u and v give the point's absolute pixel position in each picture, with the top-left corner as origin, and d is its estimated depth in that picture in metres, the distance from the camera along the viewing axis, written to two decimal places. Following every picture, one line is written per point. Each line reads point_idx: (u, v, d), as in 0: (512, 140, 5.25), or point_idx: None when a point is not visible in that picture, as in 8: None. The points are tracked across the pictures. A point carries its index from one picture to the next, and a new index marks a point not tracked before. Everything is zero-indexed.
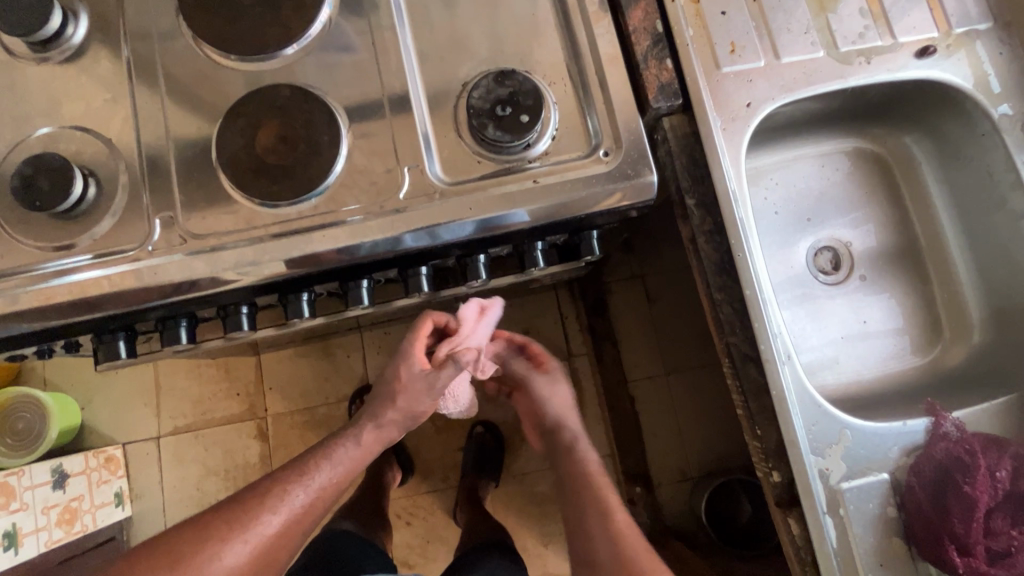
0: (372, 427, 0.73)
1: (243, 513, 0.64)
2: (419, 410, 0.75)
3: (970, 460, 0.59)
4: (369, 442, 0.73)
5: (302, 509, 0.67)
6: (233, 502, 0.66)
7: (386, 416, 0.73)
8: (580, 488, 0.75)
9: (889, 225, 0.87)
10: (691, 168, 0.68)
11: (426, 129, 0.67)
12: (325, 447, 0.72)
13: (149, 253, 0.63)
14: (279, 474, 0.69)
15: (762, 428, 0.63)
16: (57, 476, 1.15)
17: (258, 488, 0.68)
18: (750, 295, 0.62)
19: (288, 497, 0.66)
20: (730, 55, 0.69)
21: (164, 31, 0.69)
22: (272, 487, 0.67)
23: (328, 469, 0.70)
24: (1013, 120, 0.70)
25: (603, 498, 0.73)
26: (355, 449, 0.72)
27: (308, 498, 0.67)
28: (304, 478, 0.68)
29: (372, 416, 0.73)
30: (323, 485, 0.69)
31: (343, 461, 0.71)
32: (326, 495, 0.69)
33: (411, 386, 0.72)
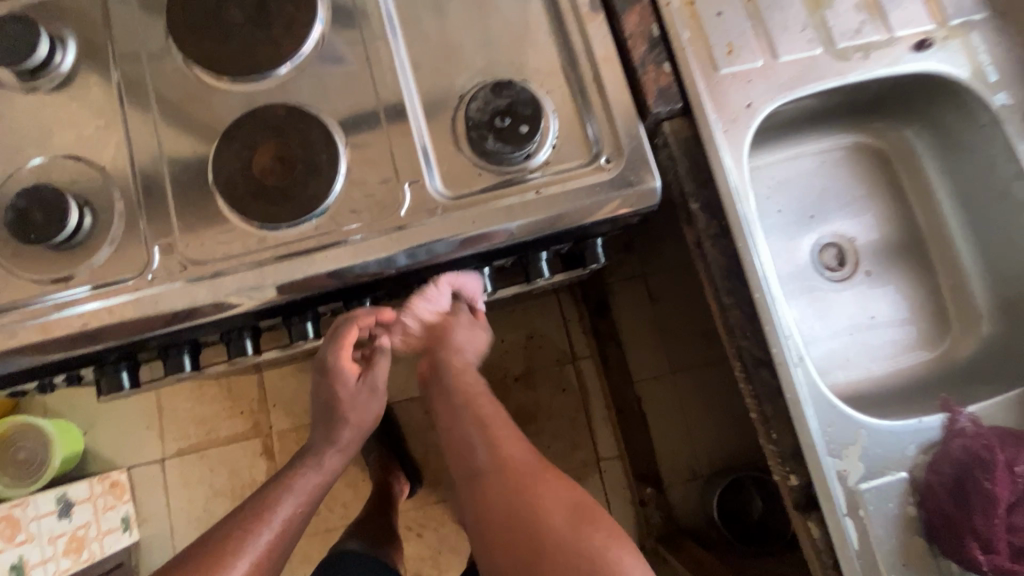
0: (332, 451, 0.73)
1: (209, 559, 0.65)
2: (370, 421, 0.74)
3: (988, 457, 0.58)
4: (333, 464, 0.74)
5: (269, 546, 0.68)
6: (198, 552, 0.66)
7: (343, 436, 0.73)
8: (458, 407, 0.75)
9: (892, 218, 0.87)
10: (694, 172, 0.68)
11: (425, 143, 0.66)
12: (284, 479, 0.73)
13: (149, 282, 0.62)
14: (242, 517, 0.69)
15: (778, 432, 0.62)
16: (62, 505, 1.15)
17: (222, 535, 0.68)
18: (760, 298, 0.62)
19: (252, 539, 0.67)
20: (728, 56, 0.68)
21: (154, 54, 0.68)
22: (234, 531, 0.68)
23: (290, 500, 0.71)
24: (1012, 110, 0.70)
25: (484, 413, 0.74)
26: (317, 475, 0.73)
27: (273, 535, 0.68)
28: (267, 516, 0.69)
29: (329, 440, 0.73)
30: (287, 517, 0.70)
31: (303, 489, 0.72)
32: (288, 528, 0.70)
33: (353, 404, 0.72)
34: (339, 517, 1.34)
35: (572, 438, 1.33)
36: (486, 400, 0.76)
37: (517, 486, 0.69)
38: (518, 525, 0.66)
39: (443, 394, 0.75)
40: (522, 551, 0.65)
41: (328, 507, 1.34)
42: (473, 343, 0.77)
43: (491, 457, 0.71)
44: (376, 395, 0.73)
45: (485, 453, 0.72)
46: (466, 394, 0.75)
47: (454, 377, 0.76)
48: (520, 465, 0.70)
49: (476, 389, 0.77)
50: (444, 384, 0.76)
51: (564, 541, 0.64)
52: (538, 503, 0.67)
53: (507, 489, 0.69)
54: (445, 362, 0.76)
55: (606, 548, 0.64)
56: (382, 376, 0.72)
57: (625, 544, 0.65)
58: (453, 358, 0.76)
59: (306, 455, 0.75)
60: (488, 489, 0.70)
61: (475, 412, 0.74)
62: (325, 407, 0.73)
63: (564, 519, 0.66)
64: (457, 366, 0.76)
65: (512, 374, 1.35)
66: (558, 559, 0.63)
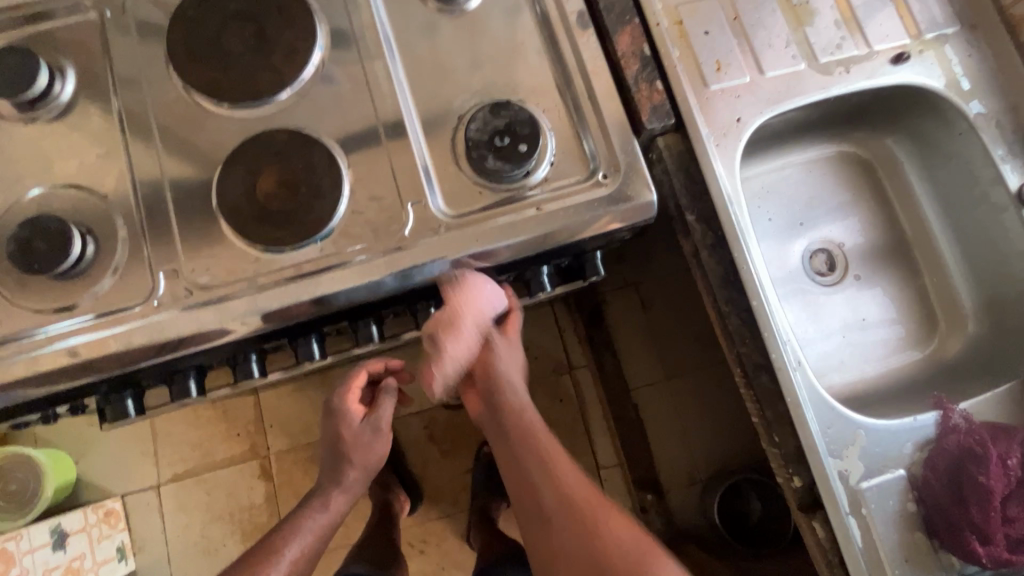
0: (338, 492, 0.75)
1: None
2: (374, 461, 0.75)
3: (981, 451, 0.61)
4: (337, 506, 0.75)
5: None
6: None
7: (348, 477, 0.75)
8: (545, 469, 0.70)
9: (878, 222, 0.90)
10: (688, 185, 0.70)
11: (426, 163, 0.67)
12: (291, 521, 0.75)
13: (154, 308, 0.62)
14: (251, 558, 0.71)
15: (780, 435, 0.63)
16: (56, 536, 1.15)
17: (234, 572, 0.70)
18: (757, 305, 0.64)
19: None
20: (717, 73, 0.71)
21: (154, 82, 0.68)
22: (243, 572, 0.69)
23: (298, 543, 0.72)
24: (987, 118, 0.73)
25: (563, 470, 0.70)
26: (324, 518, 0.74)
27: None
28: (275, 558, 0.71)
29: (334, 481, 0.75)
30: (294, 558, 0.71)
31: (310, 530, 0.73)
32: (295, 571, 0.72)
33: (356, 443, 0.74)
34: (340, 537, 1.33)
35: (571, 447, 1.34)
36: (550, 450, 0.71)
37: (585, 529, 0.67)
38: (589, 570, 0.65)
39: (498, 429, 0.73)
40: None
41: None
42: (516, 364, 0.74)
43: (558, 495, 0.69)
44: (379, 435, 0.74)
45: (548, 488, 0.69)
46: (525, 433, 0.72)
47: (511, 420, 0.72)
48: (589, 504, 0.68)
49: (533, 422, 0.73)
50: (501, 423, 0.72)
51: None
52: (605, 547, 0.66)
53: (579, 532, 0.67)
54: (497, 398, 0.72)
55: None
56: (384, 416, 0.75)
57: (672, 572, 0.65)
58: (504, 396, 0.72)
59: (315, 493, 0.77)
60: (557, 534, 0.67)
61: (539, 454, 0.70)
62: (331, 449, 0.74)
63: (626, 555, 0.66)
64: (510, 401, 0.73)
65: None
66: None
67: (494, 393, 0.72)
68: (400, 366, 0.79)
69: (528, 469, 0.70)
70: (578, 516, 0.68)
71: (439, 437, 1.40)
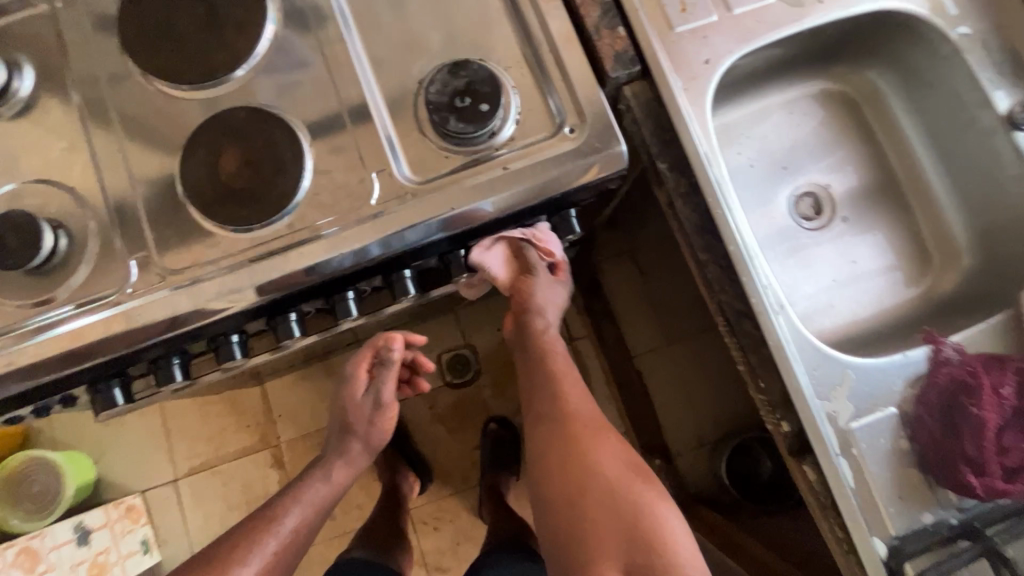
0: (342, 462, 0.77)
1: (216, 564, 0.67)
2: (378, 440, 0.78)
3: (974, 382, 0.59)
4: (340, 478, 0.76)
5: (275, 557, 0.70)
6: (204, 557, 0.69)
7: (353, 448, 0.77)
8: (576, 443, 0.73)
9: (865, 161, 0.87)
10: (659, 133, 0.67)
11: (388, 131, 0.66)
12: (294, 490, 0.75)
13: (130, 295, 0.62)
14: (252, 524, 0.72)
15: (765, 379, 0.62)
16: (80, 533, 1.19)
17: (230, 541, 0.70)
18: (734, 251, 0.62)
19: (259, 547, 0.69)
20: (682, 14, 0.68)
21: (111, 70, 0.68)
22: (245, 537, 0.70)
23: (300, 512, 0.73)
24: (973, 39, 0.69)
25: (587, 443, 0.73)
26: (326, 486, 0.76)
27: (280, 545, 0.70)
28: (276, 526, 0.71)
29: (340, 450, 0.77)
30: (294, 527, 0.72)
31: (311, 500, 0.74)
32: (296, 541, 0.72)
33: (359, 418, 0.76)
34: (355, 519, 1.35)
35: None
36: (563, 371, 0.79)
37: (574, 436, 0.74)
38: (571, 471, 0.72)
39: (525, 350, 0.81)
40: (570, 492, 0.71)
41: (343, 510, 1.36)
42: (553, 300, 0.80)
43: (557, 404, 0.77)
44: (380, 410, 0.76)
45: (549, 400, 0.77)
46: (545, 356, 0.80)
47: (535, 337, 0.80)
48: (585, 418, 0.75)
49: (553, 344, 0.81)
50: (526, 342, 0.81)
51: (612, 488, 0.70)
52: (592, 458, 0.72)
53: (568, 439, 0.74)
54: (528, 322, 0.79)
55: (651, 504, 0.69)
56: (386, 392, 0.75)
57: (663, 498, 0.71)
58: (534, 320, 0.79)
59: (317, 467, 0.78)
60: (548, 436, 0.75)
61: (550, 372, 0.79)
62: (342, 421, 0.77)
63: (615, 471, 0.71)
64: (541, 327, 0.80)
65: (511, 362, 1.42)
66: (604, 502, 0.69)
67: (525, 316, 0.79)
68: (421, 343, 0.75)
69: (539, 378, 0.79)
70: (571, 424, 0.75)
71: (445, 416, 1.41)
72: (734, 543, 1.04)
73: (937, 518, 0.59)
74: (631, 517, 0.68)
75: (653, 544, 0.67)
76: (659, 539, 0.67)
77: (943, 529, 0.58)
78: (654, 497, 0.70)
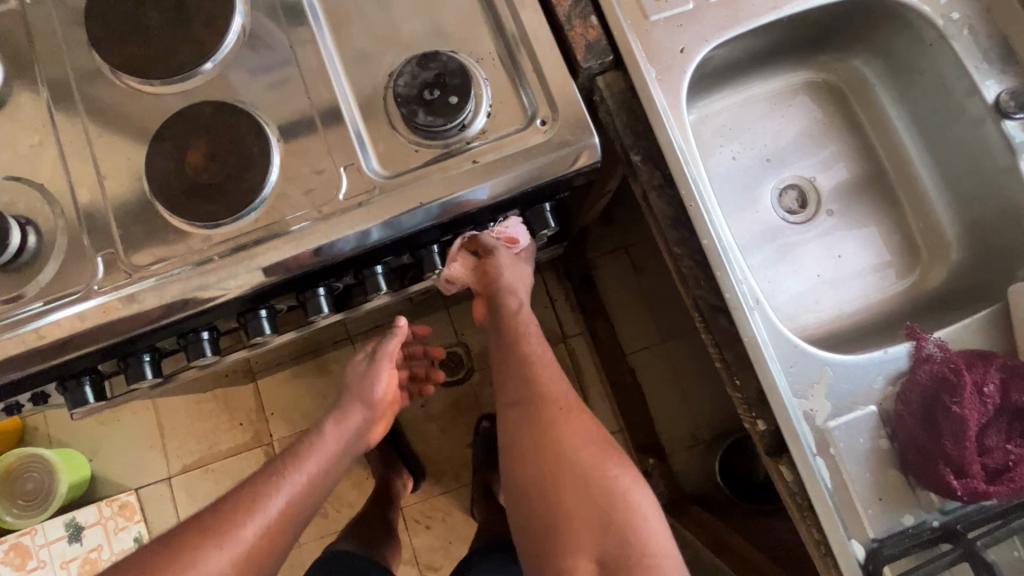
0: (334, 423, 0.72)
1: (220, 521, 0.61)
2: (374, 396, 0.77)
3: (956, 379, 0.57)
4: (336, 438, 0.71)
5: (281, 518, 0.63)
6: (201, 522, 0.61)
7: (353, 412, 0.74)
8: (548, 429, 0.71)
9: (852, 153, 0.85)
10: (632, 124, 0.66)
11: (357, 125, 0.65)
12: (300, 446, 0.69)
13: (96, 292, 0.62)
14: (252, 484, 0.64)
15: (740, 377, 0.60)
16: (71, 530, 1.26)
17: (233, 498, 0.63)
18: (708, 245, 0.60)
19: (265, 502, 0.63)
20: (657, 2, 0.67)
21: (80, 66, 0.67)
22: (249, 493, 0.64)
23: (306, 468, 0.67)
24: (959, 25, 0.67)
25: (561, 426, 0.71)
26: (331, 444, 0.70)
27: (286, 502, 0.64)
28: (282, 483, 0.65)
29: (338, 413, 0.73)
30: (302, 484, 0.65)
31: (317, 457, 0.68)
32: (303, 498, 0.65)
33: (354, 376, 0.78)
34: (346, 517, 1.35)
35: None
36: (535, 351, 0.77)
37: (549, 421, 0.71)
38: (542, 458, 0.70)
39: (496, 332, 0.79)
40: (542, 477, 0.69)
41: (335, 508, 1.35)
42: (519, 277, 0.80)
43: (529, 385, 0.74)
44: (374, 367, 0.78)
45: (521, 382, 0.75)
46: (517, 337, 0.77)
47: (511, 315, 0.78)
48: (558, 401, 0.73)
49: (529, 327, 0.78)
50: (499, 321, 0.79)
51: (587, 475, 0.68)
52: (567, 442, 0.70)
53: (539, 424, 0.71)
54: (499, 301, 0.78)
55: (626, 489, 0.68)
56: (379, 387, 0.77)
57: (636, 481, 0.70)
58: (505, 299, 0.78)
59: (319, 425, 0.72)
60: (521, 422, 0.73)
61: (522, 355, 0.76)
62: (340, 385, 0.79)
63: (590, 454, 0.69)
64: (512, 306, 0.79)
65: None
66: (580, 491, 0.67)
67: (495, 295, 0.78)
68: None
69: (510, 362, 0.76)
70: (544, 408, 0.72)
71: (436, 414, 1.40)
72: (726, 543, 1.02)
73: (918, 520, 0.57)
74: (603, 501, 0.67)
75: (626, 532, 0.66)
76: (629, 522, 0.66)
77: (923, 532, 0.56)
78: (627, 481, 0.69)
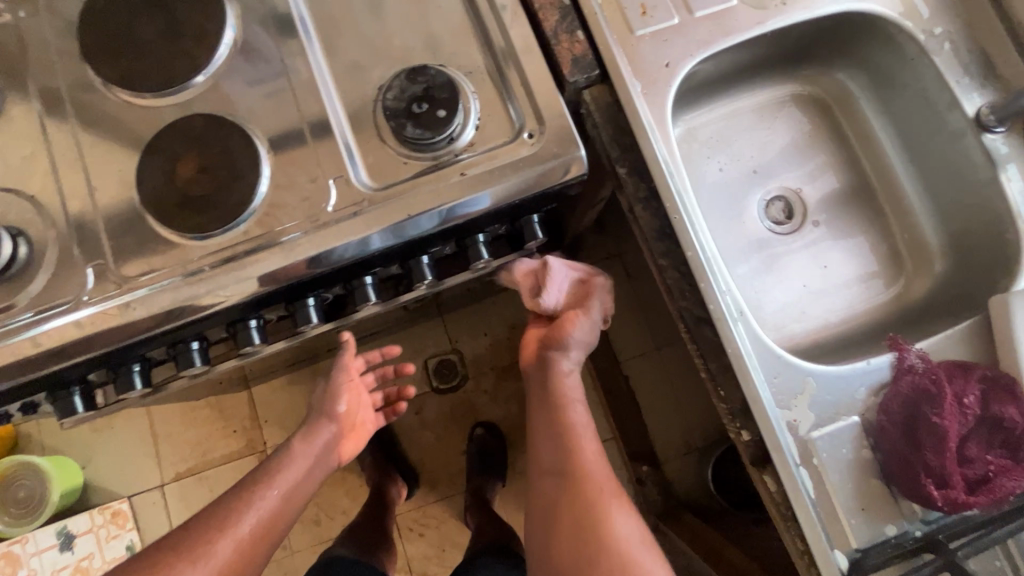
0: (303, 440, 0.71)
1: (196, 538, 0.62)
2: (340, 410, 0.75)
3: (937, 391, 0.57)
4: (307, 456, 0.70)
5: (255, 535, 0.64)
6: (179, 536, 0.62)
7: (325, 432, 0.73)
8: (586, 511, 0.70)
9: (839, 164, 0.86)
10: (618, 137, 0.67)
11: (346, 137, 0.66)
12: (272, 461, 0.69)
13: (86, 302, 0.62)
14: (227, 500, 0.65)
15: (726, 388, 0.61)
16: (62, 538, 1.25)
17: (207, 514, 0.64)
18: (692, 257, 0.61)
19: (238, 521, 0.63)
20: (642, 18, 0.69)
21: (73, 79, 0.68)
22: (222, 509, 0.64)
23: (279, 484, 0.67)
24: (940, 39, 0.69)
25: (598, 507, 0.70)
26: (304, 459, 0.70)
27: (259, 521, 0.64)
28: (256, 500, 0.65)
29: (310, 433, 0.72)
30: (275, 501, 0.66)
31: (291, 473, 0.68)
32: (277, 515, 0.66)
33: (316, 406, 0.75)
34: (340, 524, 1.35)
35: None
36: (571, 405, 0.77)
37: (586, 498, 0.71)
38: (579, 539, 0.69)
39: (540, 393, 0.79)
40: (574, 555, 0.68)
41: (329, 515, 1.35)
42: (583, 336, 0.78)
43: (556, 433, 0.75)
44: (332, 387, 0.74)
45: (550, 434, 0.76)
46: (564, 405, 0.77)
47: (559, 380, 0.78)
48: (596, 480, 0.72)
49: (574, 396, 0.78)
50: (545, 384, 0.79)
51: (621, 560, 0.67)
52: (603, 521, 0.69)
53: (574, 499, 0.71)
54: (553, 362, 0.79)
55: None
56: (343, 403, 0.75)
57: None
58: (557, 360, 0.79)
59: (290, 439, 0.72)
60: (556, 494, 0.73)
61: (566, 426, 0.75)
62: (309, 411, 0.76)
63: (626, 540, 0.68)
64: (563, 368, 0.79)
65: (497, 367, 1.41)
66: (613, 574, 0.66)
67: (550, 352, 0.79)
68: (396, 353, 0.90)
69: (550, 430, 0.76)
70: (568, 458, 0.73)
71: (430, 421, 1.40)
72: (716, 550, 1.03)
73: (901, 530, 0.58)
74: None
75: None
76: None
77: (906, 542, 0.57)
78: (664, 574, 0.67)
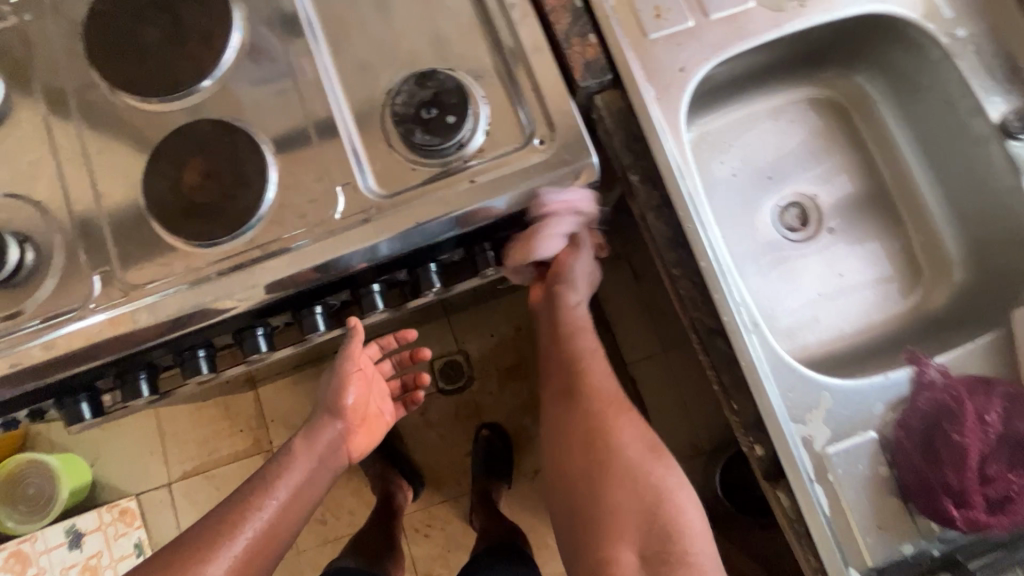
0: (304, 442, 0.71)
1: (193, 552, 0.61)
2: (347, 403, 0.75)
3: (957, 408, 0.57)
4: (309, 458, 0.70)
5: (253, 546, 0.63)
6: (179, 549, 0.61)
7: (330, 430, 0.73)
8: (596, 429, 0.73)
9: (855, 170, 0.84)
10: (630, 143, 0.66)
11: (353, 142, 0.64)
12: (270, 468, 0.68)
13: (92, 310, 0.61)
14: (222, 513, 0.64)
15: (739, 402, 0.60)
16: (71, 536, 1.26)
17: (204, 528, 0.63)
18: (706, 267, 0.60)
19: (236, 534, 0.62)
20: (657, 20, 0.67)
21: (78, 82, 0.67)
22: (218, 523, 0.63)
23: (280, 491, 0.66)
24: (965, 43, 0.67)
25: (608, 424, 0.73)
26: (308, 460, 0.69)
27: (257, 532, 0.63)
28: (256, 510, 0.64)
29: (313, 432, 0.72)
30: (276, 509, 0.65)
31: (291, 479, 0.67)
32: (277, 523, 0.65)
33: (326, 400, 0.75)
34: (346, 524, 1.35)
35: None
36: (581, 334, 0.79)
37: (596, 418, 0.73)
38: (589, 458, 0.72)
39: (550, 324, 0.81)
40: (586, 473, 0.72)
41: (335, 515, 1.35)
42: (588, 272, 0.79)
43: (580, 386, 0.76)
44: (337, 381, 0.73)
45: (570, 382, 0.77)
46: (574, 333, 0.79)
47: (569, 311, 0.79)
48: (603, 399, 0.75)
49: (582, 324, 0.81)
50: (554, 316, 0.79)
51: (632, 473, 0.70)
52: (612, 440, 0.72)
53: (585, 423, 0.74)
54: (560, 296, 0.78)
55: (671, 489, 0.70)
56: (348, 396, 0.74)
57: (681, 483, 0.71)
58: (567, 294, 0.79)
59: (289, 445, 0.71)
60: (569, 419, 0.75)
61: (569, 351, 0.79)
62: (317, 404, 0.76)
63: (636, 454, 0.71)
64: (572, 302, 0.80)
65: (504, 368, 1.40)
66: (621, 480, 0.70)
67: (557, 286, 0.78)
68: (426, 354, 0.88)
69: (557, 361, 0.79)
70: (588, 407, 0.74)
71: (435, 422, 1.40)
72: None
73: (918, 548, 0.56)
74: (646, 493, 0.69)
75: (670, 530, 0.68)
76: (675, 522, 0.68)
77: (922, 561, 0.56)
78: (673, 482, 0.70)
